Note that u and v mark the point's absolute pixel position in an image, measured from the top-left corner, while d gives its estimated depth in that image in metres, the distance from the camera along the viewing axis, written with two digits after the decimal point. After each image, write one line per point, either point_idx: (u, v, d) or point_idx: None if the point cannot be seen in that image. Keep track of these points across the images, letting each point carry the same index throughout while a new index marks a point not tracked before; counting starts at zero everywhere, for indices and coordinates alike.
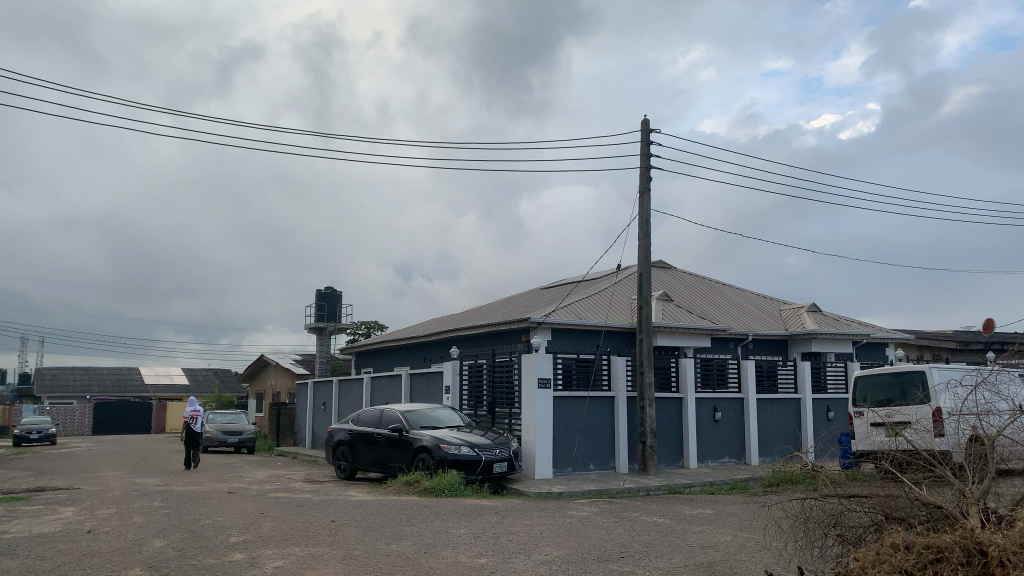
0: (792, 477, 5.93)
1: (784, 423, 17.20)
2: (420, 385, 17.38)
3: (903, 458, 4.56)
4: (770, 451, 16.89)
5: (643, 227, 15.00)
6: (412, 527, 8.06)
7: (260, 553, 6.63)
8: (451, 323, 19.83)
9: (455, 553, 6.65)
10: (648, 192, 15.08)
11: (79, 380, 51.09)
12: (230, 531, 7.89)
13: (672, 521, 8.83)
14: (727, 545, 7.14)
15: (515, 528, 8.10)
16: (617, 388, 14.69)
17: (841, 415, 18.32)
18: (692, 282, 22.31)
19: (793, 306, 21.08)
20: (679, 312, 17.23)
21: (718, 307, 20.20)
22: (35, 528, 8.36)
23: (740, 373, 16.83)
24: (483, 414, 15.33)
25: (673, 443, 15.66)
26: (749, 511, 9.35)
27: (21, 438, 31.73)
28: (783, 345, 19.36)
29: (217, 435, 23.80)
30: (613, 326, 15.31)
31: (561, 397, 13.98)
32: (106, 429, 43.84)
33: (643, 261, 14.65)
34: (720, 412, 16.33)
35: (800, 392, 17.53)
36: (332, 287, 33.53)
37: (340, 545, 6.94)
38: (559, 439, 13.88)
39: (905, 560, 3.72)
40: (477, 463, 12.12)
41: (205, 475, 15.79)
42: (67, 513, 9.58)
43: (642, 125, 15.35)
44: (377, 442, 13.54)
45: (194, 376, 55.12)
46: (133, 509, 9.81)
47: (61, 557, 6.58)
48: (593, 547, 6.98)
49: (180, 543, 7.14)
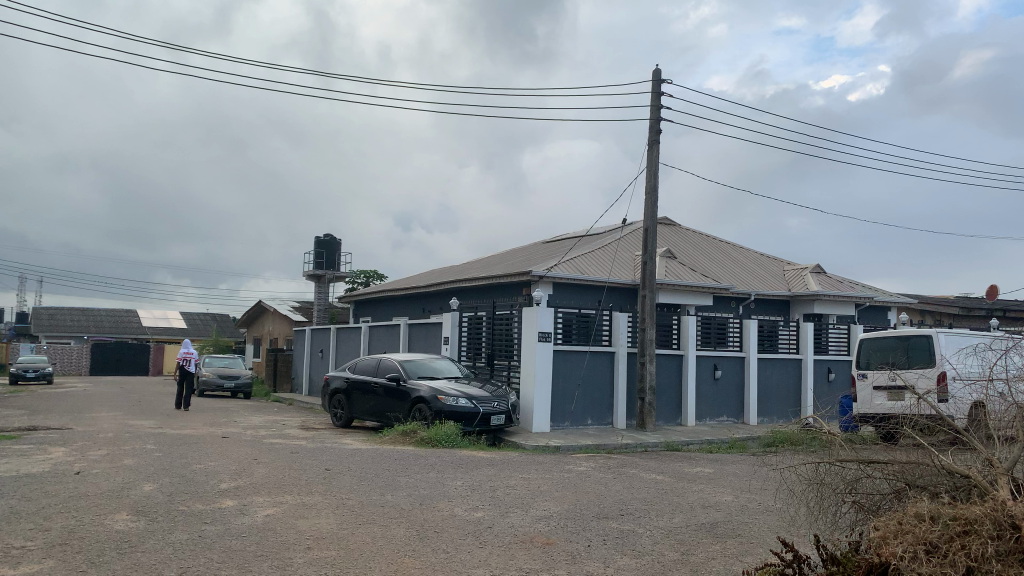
0: (798, 440, 5.77)
1: (784, 383, 17.06)
2: (419, 335, 17.22)
3: (938, 423, 4.35)
4: (768, 411, 16.79)
5: (651, 181, 14.64)
6: (407, 478, 7.91)
7: (251, 500, 6.46)
8: (452, 275, 19.55)
9: (451, 505, 6.49)
10: (657, 145, 14.67)
11: (77, 320, 51.14)
12: (221, 477, 7.73)
13: (673, 479, 8.71)
14: (729, 506, 7.00)
15: (512, 481, 7.96)
16: (618, 343, 14.48)
17: (842, 377, 18.09)
18: (696, 240, 22.05)
19: (797, 267, 20.81)
20: (682, 269, 16.92)
21: (722, 265, 19.93)
22: (23, 467, 8.21)
23: (742, 331, 16.60)
24: (481, 365, 15.17)
25: (671, 400, 15.53)
26: (750, 471, 9.23)
27: (18, 376, 31.77)
28: (785, 305, 19.25)
29: (214, 379, 23.74)
30: (614, 282, 15.15)
31: (560, 351, 13.78)
32: (103, 369, 43.94)
33: (649, 217, 14.30)
34: (720, 370, 16.17)
35: (801, 353, 17.36)
36: (331, 235, 33.14)
37: (334, 495, 6.78)
38: (558, 393, 13.75)
39: (931, 531, 3.53)
40: (474, 415, 11.98)
41: (200, 418, 15.70)
42: (57, 453, 9.43)
43: (655, 75, 14.86)
44: (374, 391, 13.41)
45: (192, 320, 55.07)
46: (125, 452, 9.66)
47: (46, 498, 6.41)
48: (592, 503, 6.82)
49: (170, 488, 6.98)
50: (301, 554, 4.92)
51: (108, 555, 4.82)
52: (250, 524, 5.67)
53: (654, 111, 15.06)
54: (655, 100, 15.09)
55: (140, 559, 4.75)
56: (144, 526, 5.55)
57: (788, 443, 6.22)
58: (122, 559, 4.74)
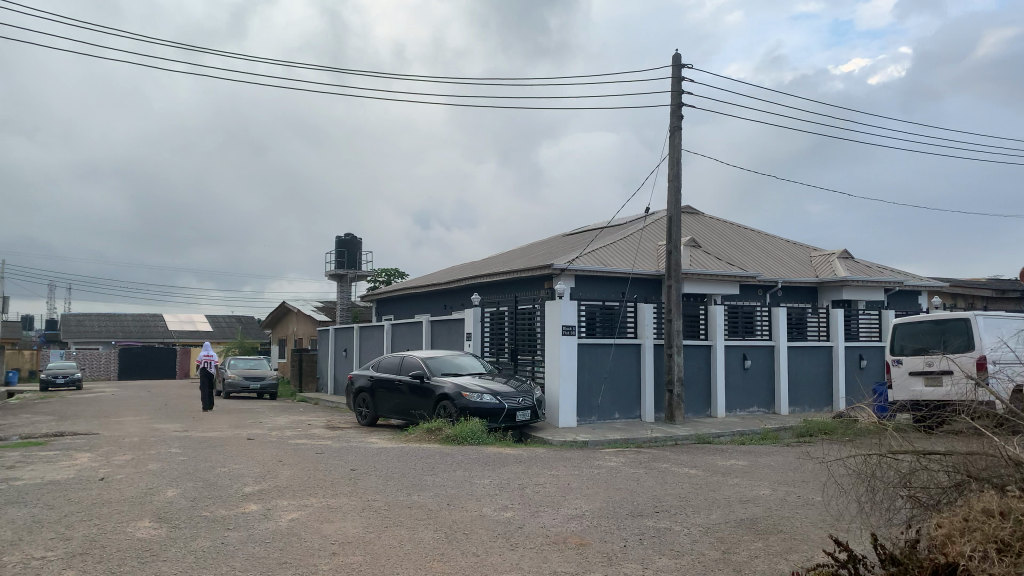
0: (841, 433, 5.51)
1: (816, 372, 16.69)
2: (442, 332, 17.06)
3: (996, 412, 4.14)
4: (800, 400, 16.42)
5: (673, 169, 14.33)
6: (434, 477, 7.74)
7: (275, 504, 6.32)
8: (473, 270, 19.37)
9: (479, 505, 6.30)
10: (679, 131, 14.35)
11: (104, 325, 51.66)
12: (246, 480, 7.61)
13: (706, 472, 8.47)
14: (769, 500, 6.74)
15: (541, 478, 7.75)
16: (644, 335, 14.20)
17: (875, 364, 17.67)
18: (720, 228, 21.67)
19: (824, 252, 20.36)
20: (706, 258, 16.59)
21: (747, 253, 19.56)
22: (48, 474, 8.15)
23: (770, 320, 16.26)
24: (505, 361, 14.95)
25: (700, 391, 15.24)
26: (788, 463, 8.95)
27: (48, 383, 32.14)
28: (812, 292, 18.86)
29: (240, 380, 23.77)
30: (638, 274, 14.88)
31: (585, 344, 13.54)
32: (132, 373, 44.38)
33: (673, 205, 14.00)
34: (750, 359, 15.85)
35: (832, 340, 16.99)
36: (351, 234, 33.12)
37: (360, 496, 6.62)
38: (584, 387, 13.50)
39: (999, 528, 3.37)
40: (500, 412, 11.79)
41: (225, 420, 15.64)
42: (83, 459, 9.38)
43: (674, 60, 14.56)
44: (398, 389, 13.26)
45: (217, 323, 55.44)
46: (150, 456, 9.59)
47: (69, 506, 6.31)
48: (624, 501, 6.60)
49: (193, 493, 6.86)
50: (326, 560, 4.76)
51: (129, 565, 4.70)
52: (274, 529, 5.51)
53: (675, 97, 14.75)
54: (675, 85, 14.79)
55: (161, 569, 4.61)
56: (167, 533, 5.42)
57: (827, 434, 5.98)
58: (144, 569, 4.61)
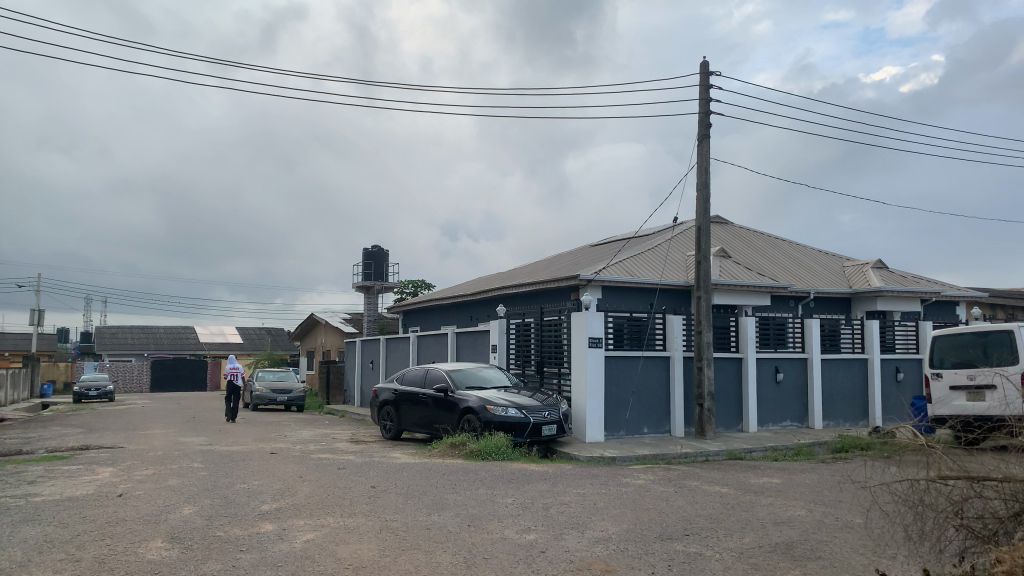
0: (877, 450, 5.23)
1: (851, 385, 16.20)
2: (467, 343, 16.87)
3: None
4: (835, 415, 15.93)
5: (702, 178, 14.03)
6: (455, 495, 7.51)
7: (291, 524, 6.14)
8: (498, 281, 19.17)
9: (501, 527, 6.07)
10: (708, 139, 14.07)
11: (137, 337, 52.34)
12: (264, 497, 7.45)
13: (739, 491, 8.14)
14: (805, 522, 6.42)
15: (566, 497, 7.49)
16: (673, 347, 13.88)
17: (912, 377, 17.12)
18: (749, 237, 21.26)
19: (857, 262, 19.83)
20: (737, 268, 16.27)
21: (778, 263, 19.13)
22: (67, 490, 8.05)
23: (803, 331, 15.82)
24: (531, 373, 14.68)
25: (731, 405, 14.84)
26: (824, 482, 8.59)
27: (81, 395, 32.51)
28: (846, 303, 18.43)
29: (267, 393, 23.76)
30: (667, 285, 14.61)
31: (612, 357, 13.26)
32: (163, 385, 44.82)
33: (702, 215, 13.70)
34: (782, 373, 15.42)
35: (867, 352, 16.49)
36: (378, 246, 33.16)
37: (378, 516, 6.42)
38: (611, 401, 13.21)
39: None
40: (525, 426, 11.53)
41: (249, 434, 15.55)
42: (104, 474, 9.30)
43: (703, 67, 14.28)
44: (422, 402, 13.07)
45: (248, 335, 55.88)
46: (170, 471, 9.48)
47: (83, 524, 6.19)
48: (652, 522, 6.31)
49: (209, 511, 6.71)
50: None
51: None
52: (287, 551, 5.32)
53: (704, 104, 14.46)
54: (704, 93, 14.50)
55: None
56: (178, 555, 5.26)
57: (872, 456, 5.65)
58: None
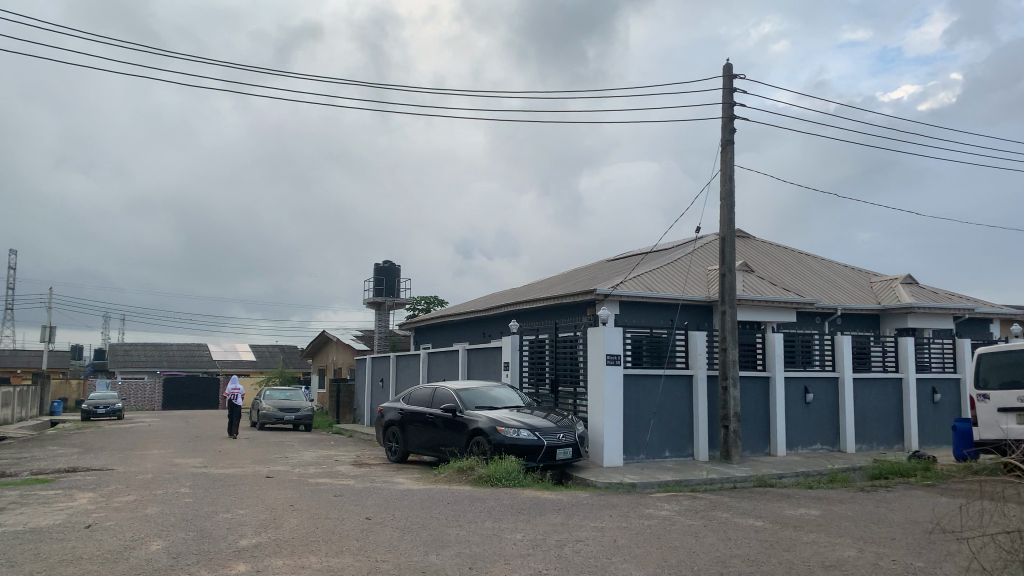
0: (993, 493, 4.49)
1: (885, 406, 15.26)
2: (478, 361, 16.11)
3: None
4: (869, 438, 14.97)
5: (726, 186, 13.24)
6: (459, 529, 6.73)
7: (267, 564, 5.37)
8: (512, 296, 18.43)
9: (507, 570, 5.29)
10: (732, 145, 13.29)
11: (150, 355, 51.99)
12: (245, 530, 6.69)
13: (774, 525, 7.29)
14: (859, 566, 5.54)
15: (582, 533, 6.69)
16: (697, 366, 13.05)
17: (950, 398, 16.13)
18: (773, 252, 20.38)
19: (885, 277, 18.92)
20: (762, 283, 15.49)
21: (803, 279, 18.27)
22: (34, 520, 7.33)
23: (833, 348, 14.91)
24: (545, 393, 13.85)
25: (758, 427, 13.94)
26: (872, 516, 7.73)
27: (90, 413, 31.96)
28: (874, 320, 17.55)
29: (275, 411, 23.03)
30: (688, 300, 13.84)
31: (631, 375, 12.43)
32: (175, 403, 44.37)
33: (726, 225, 12.91)
34: (812, 393, 14.50)
35: (901, 372, 15.56)
36: (390, 261, 32.51)
37: (367, 555, 5.65)
38: (630, 422, 12.37)
39: None
40: (538, 449, 10.73)
41: (250, 455, 14.79)
42: (82, 501, 8.57)
43: (727, 69, 13.54)
44: (430, 423, 12.29)
45: (261, 353, 55.34)
46: (153, 498, 8.74)
47: (32, 563, 5.47)
48: (680, 565, 5.51)
49: (180, 547, 5.97)
50: None
51: None
52: None
53: (727, 109, 13.73)
54: (727, 97, 13.75)
55: None
56: None
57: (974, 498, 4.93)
58: None
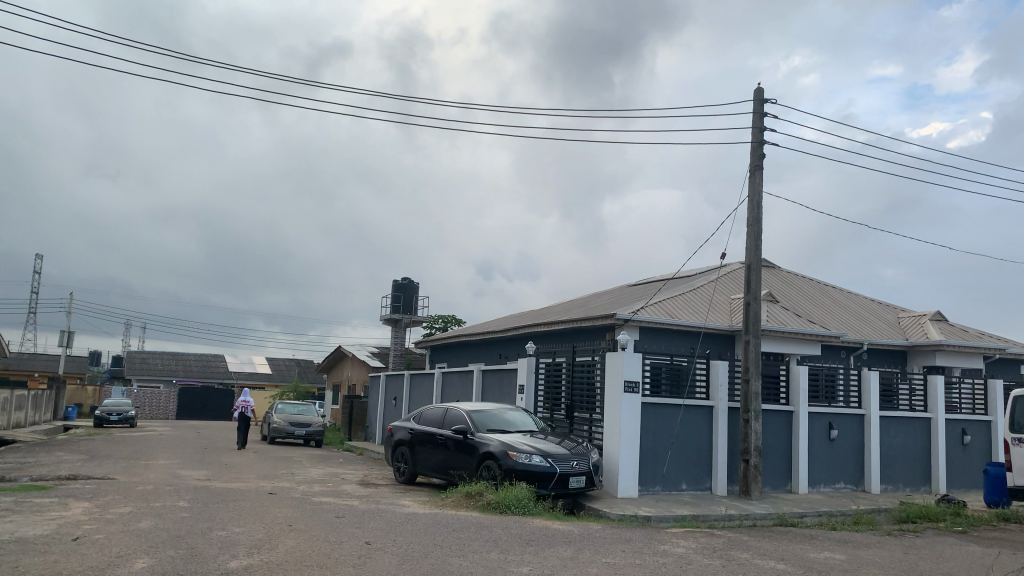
0: None
1: (912, 446, 14.67)
2: (492, 382, 15.74)
3: None
4: (894, 479, 14.39)
5: (754, 212, 12.87)
6: (461, 560, 6.34)
7: None
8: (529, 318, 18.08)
9: None
10: (760, 171, 12.93)
11: (166, 363, 52.05)
12: (237, 550, 6.34)
13: (799, 570, 6.81)
14: None
15: (592, 569, 6.27)
16: (717, 397, 12.59)
17: (980, 441, 15.49)
18: (798, 283, 19.90)
19: (914, 313, 18.38)
20: (788, 313, 15.04)
21: (829, 311, 17.77)
22: (20, 529, 7.03)
23: (859, 384, 14.40)
24: (559, 418, 13.46)
25: (780, 462, 13.42)
26: (902, 564, 7.22)
27: (102, 420, 31.84)
28: (902, 356, 17.00)
29: (286, 426, 22.72)
30: (710, 329, 13.43)
31: (649, 404, 12.01)
32: (189, 413, 44.26)
33: (752, 252, 12.51)
34: (837, 430, 13.97)
35: (930, 411, 14.98)
36: (409, 278, 32.32)
37: None
38: (647, 451, 11.92)
39: None
40: (550, 477, 10.33)
41: (255, 470, 14.47)
42: (75, 511, 8.27)
43: (757, 93, 13.22)
44: (440, 445, 11.91)
45: (277, 366, 55.26)
46: (149, 511, 8.42)
47: None
48: None
49: (166, 566, 5.64)
50: None
51: None
52: None
53: (756, 134, 13.39)
54: (756, 121, 13.41)
55: None
56: None
57: None
58: None
